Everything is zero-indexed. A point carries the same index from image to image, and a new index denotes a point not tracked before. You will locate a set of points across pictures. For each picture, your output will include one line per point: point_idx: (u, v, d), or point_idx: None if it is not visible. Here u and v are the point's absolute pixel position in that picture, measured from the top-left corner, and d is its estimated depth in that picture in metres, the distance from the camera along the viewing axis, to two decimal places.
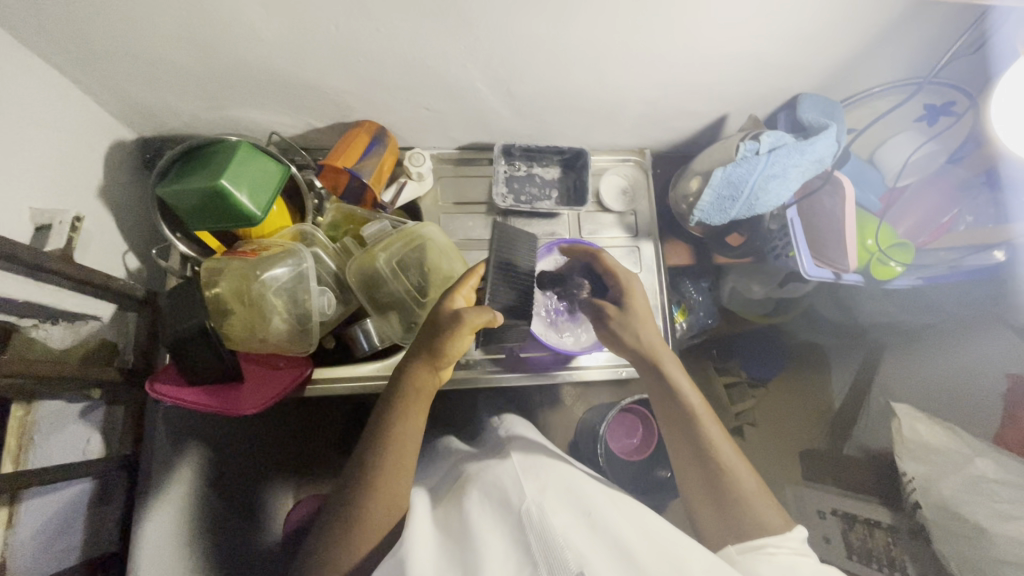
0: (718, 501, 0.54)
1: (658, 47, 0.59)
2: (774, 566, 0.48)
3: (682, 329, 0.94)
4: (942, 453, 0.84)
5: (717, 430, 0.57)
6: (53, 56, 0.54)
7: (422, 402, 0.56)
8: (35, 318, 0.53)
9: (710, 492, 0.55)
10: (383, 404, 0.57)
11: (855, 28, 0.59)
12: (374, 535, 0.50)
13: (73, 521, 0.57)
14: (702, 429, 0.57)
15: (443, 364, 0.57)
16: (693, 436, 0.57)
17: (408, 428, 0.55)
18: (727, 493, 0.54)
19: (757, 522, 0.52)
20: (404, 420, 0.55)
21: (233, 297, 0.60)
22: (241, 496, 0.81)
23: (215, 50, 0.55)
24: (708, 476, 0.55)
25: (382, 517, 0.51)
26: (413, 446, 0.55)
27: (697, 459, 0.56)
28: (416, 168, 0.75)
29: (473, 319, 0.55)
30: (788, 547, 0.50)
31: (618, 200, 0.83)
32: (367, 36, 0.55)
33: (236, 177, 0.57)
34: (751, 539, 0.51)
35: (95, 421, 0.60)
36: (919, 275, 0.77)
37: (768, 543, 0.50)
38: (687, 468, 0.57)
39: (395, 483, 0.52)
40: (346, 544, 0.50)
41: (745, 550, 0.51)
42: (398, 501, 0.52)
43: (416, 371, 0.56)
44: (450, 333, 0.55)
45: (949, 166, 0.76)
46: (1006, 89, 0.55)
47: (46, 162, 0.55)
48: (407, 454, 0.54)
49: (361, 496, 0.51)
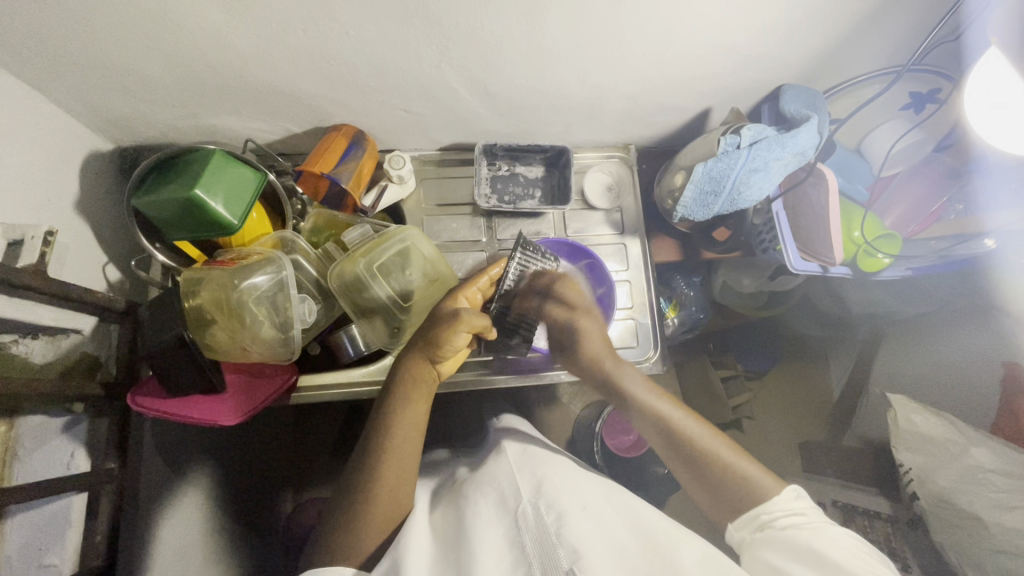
0: (709, 486, 0.55)
1: (634, 43, 0.59)
2: (775, 540, 0.48)
3: (674, 325, 0.96)
4: (938, 444, 0.83)
5: (684, 415, 0.60)
6: (20, 70, 0.53)
7: (422, 393, 0.58)
8: (14, 333, 0.53)
9: (699, 479, 0.56)
10: (384, 397, 0.58)
11: (833, 18, 0.58)
12: (379, 530, 0.50)
13: (60, 533, 0.56)
14: (672, 426, 0.59)
15: (439, 359, 0.60)
16: (666, 432, 0.59)
17: (411, 418, 0.56)
18: (713, 474, 0.55)
19: (750, 499, 0.53)
20: (402, 409, 0.56)
21: (214, 307, 0.60)
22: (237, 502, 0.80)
23: (184, 59, 0.55)
24: (690, 463, 0.57)
25: (389, 515, 0.51)
26: (415, 437, 0.55)
27: (677, 449, 0.58)
28: (397, 171, 0.74)
29: (471, 317, 0.59)
30: (783, 510, 0.50)
31: (604, 197, 0.82)
32: (339, 41, 0.54)
33: (210, 186, 0.57)
34: (746, 513, 0.52)
35: (79, 435, 0.59)
36: (908, 265, 0.77)
37: (761, 513, 0.51)
38: (669, 454, 0.59)
39: (398, 478, 0.52)
40: (356, 540, 0.49)
41: (745, 528, 0.52)
42: (399, 504, 0.52)
43: (413, 360, 0.59)
44: (449, 328, 0.58)
45: (937, 154, 0.74)
46: (977, 80, 0.55)
47: (20, 177, 0.55)
48: (408, 445, 0.55)
49: (366, 496, 0.51)
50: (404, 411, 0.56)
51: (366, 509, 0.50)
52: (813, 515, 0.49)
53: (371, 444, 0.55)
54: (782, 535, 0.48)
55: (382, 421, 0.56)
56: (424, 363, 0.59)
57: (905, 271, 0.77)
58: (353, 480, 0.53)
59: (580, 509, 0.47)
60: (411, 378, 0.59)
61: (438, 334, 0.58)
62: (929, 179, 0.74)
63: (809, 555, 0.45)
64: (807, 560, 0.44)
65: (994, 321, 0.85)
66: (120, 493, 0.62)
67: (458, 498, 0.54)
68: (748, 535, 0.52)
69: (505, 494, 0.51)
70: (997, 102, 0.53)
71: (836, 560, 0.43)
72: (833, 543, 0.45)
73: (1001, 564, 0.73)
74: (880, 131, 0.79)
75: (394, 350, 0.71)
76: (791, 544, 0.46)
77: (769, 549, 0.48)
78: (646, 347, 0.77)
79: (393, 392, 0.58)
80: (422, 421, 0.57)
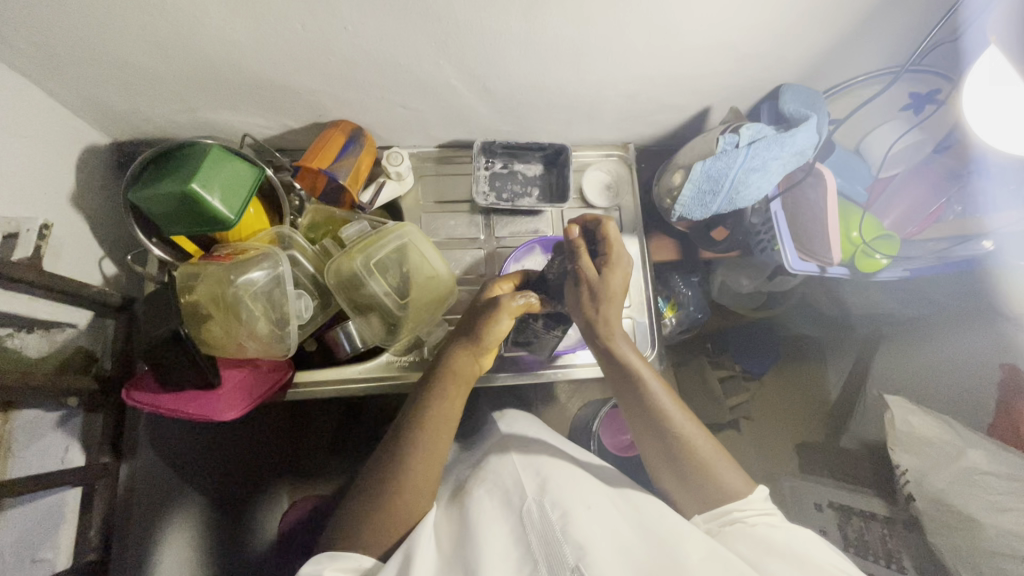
0: (686, 482, 0.55)
1: (633, 41, 0.58)
2: (748, 537, 0.49)
3: (670, 325, 0.95)
4: (933, 444, 0.83)
5: (683, 417, 0.56)
6: (15, 61, 0.53)
7: (459, 389, 0.57)
8: (9, 326, 0.53)
9: (675, 472, 0.55)
10: (418, 389, 0.58)
11: (833, 17, 0.58)
12: (389, 533, 0.50)
13: (51, 530, 0.55)
14: (662, 416, 0.56)
15: (481, 352, 0.59)
16: (654, 421, 0.56)
17: (444, 410, 0.55)
18: (694, 475, 0.54)
19: (722, 496, 0.53)
20: (439, 404, 0.55)
21: (211, 302, 0.60)
22: (227, 502, 0.79)
23: (180, 52, 0.54)
24: (675, 460, 0.55)
25: (408, 511, 0.51)
26: (445, 429, 0.54)
27: (664, 449, 0.56)
28: (395, 168, 0.74)
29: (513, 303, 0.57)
30: (754, 509, 0.52)
31: (603, 195, 0.82)
32: (337, 35, 0.54)
33: (206, 181, 0.57)
34: (718, 508, 0.53)
35: (73, 430, 0.59)
36: (907, 267, 0.79)
37: (734, 510, 0.52)
38: (651, 448, 0.57)
39: (424, 471, 0.52)
40: (373, 530, 0.50)
41: (713, 520, 0.53)
42: (419, 501, 0.52)
43: (457, 353, 0.58)
44: (490, 315, 0.57)
45: (934, 156, 0.72)
46: (973, 84, 0.55)
47: (15, 171, 0.54)
48: (438, 438, 0.54)
49: (390, 487, 0.51)
50: (438, 403, 0.55)
51: (389, 500, 0.50)
52: (781, 516, 0.52)
53: (405, 431, 0.54)
54: (757, 533, 0.49)
55: (415, 416, 0.54)
56: (465, 355, 0.58)
57: (904, 271, 0.79)
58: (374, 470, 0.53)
59: (587, 508, 0.47)
60: (452, 371, 0.57)
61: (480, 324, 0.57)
62: (928, 181, 0.74)
63: (785, 553, 0.47)
64: (787, 558, 0.47)
65: (995, 325, 0.81)
66: (114, 485, 0.62)
67: (463, 496, 0.55)
68: (713, 526, 0.52)
69: (510, 493, 0.51)
70: (994, 103, 0.54)
71: (813, 562, 0.46)
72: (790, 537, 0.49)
73: (995, 565, 0.72)
74: (879, 133, 0.79)
75: (391, 348, 0.71)
76: (767, 541, 0.48)
77: (743, 543, 0.48)
78: (643, 345, 0.77)
79: (430, 382, 0.57)
80: (453, 418, 0.56)
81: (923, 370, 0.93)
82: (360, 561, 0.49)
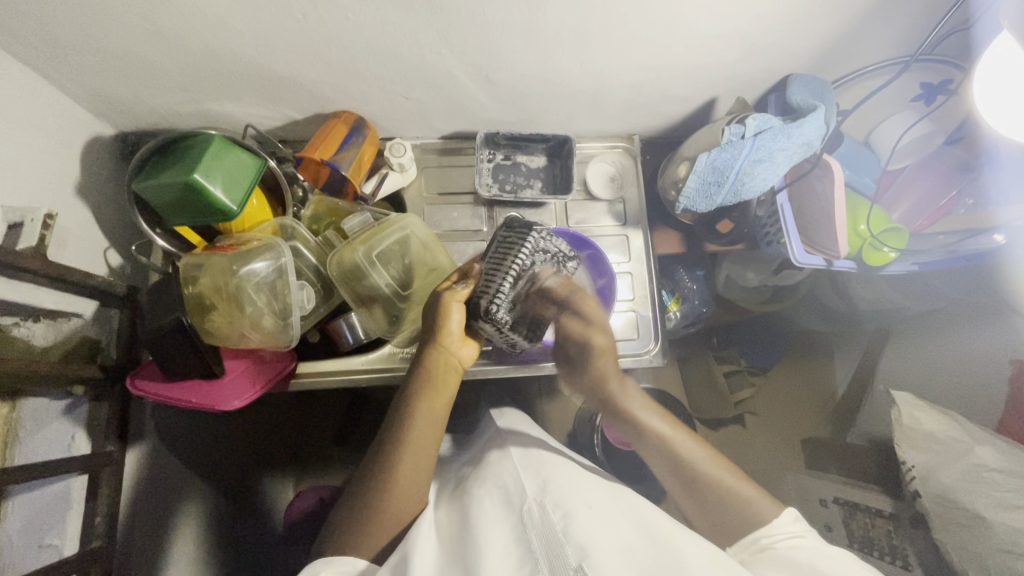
0: (711, 511, 0.55)
1: (636, 29, 0.57)
2: (774, 558, 0.48)
3: (676, 318, 0.96)
4: (942, 442, 0.81)
5: (694, 447, 0.58)
6: (17, 51, 0.53)
7: (439, 388, 0.57)
8: (15, 316, 0.53)
9: (693, 498, 0.56)
10: (399, 394, 0.58)
11: (842, 6, 0.57)
12: (381, 534, 0.51)
13: (56, 518, 0.56)
14: (674, 453, 0.58)
15: (451, 346, 0.58)
16: (670, 458, 0.58)
17: (425, 416, 0.55)
18: (713, 498, 0.55)
19: (748, 522, 0.53)
20: (416, 407, 0.55)
21: (214, 292, 0.60)
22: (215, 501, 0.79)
23: (180, 42, 0.54)
24: (693, 488, 0.56)
25: (399, 510, 0.52)
26: (431, 434, 0.55)
27: (679, 478, 0.57)
28: (397, 159, 0.74)
29: (455, 291, 0.58)
30: (783, 533, 0.51)
31: (607, 187, 0.81)
32: (337, 24, 0.54)
33: (209, 170, 0.57)
34: (746, 536, 0.52)
35: (77, 418, 0.59)
36: (915, 261, 0.76)
37: (762, 536, 0.51)
38: (668, 479, 0.59)
39: (413, 472, 0.53)
40: (365, 533, 0.51)
41: (745, 549, 0.51)
42: (409, 503, 0.53)
43: (428, 352, 0.58)
44: (439, 310, 0.58)
45: (946, 148, 0.72)
46: (988, 70, 0.53)
47: (22, 161, 0.55)
48: (420, 445, 0.54)
49: (379, 494, 0.52)
50: (419, 409, 0.55)
51: (380, 500, 0.51)
52: (812, 537, 0.50)
53: (389, 439, 0.54)
54: (784, 556, 0.48)
55: (397, 420, 0.55)
56: (437, 355, 0.58)
57: (911, 265, 0.76)
58: (366, 476, 0.54)
59: (588, 507, 0.47)
60: (428, 371, 0.57)
61: (434, 318, 0.58)
62: (939, 173, 0.73)
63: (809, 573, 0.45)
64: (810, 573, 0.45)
65: (1002, 321, 0.81)
66: (119, 473, 0.62)
67: (463, 496, 0.55)
68: (745, 555, 0.51)
69: (511, 493, 0.51)
70: (988, 97, 0.53)
71: None
72: (814, 554, 0.47)
73: (1002, 564, 0.71)
74: (890, 123, 0.78)
75: (393, 340, 0.71)
76: (794, 562, 0.47)
77: (773, 567, 0.47)
78: (646, 338, 0.76)
79: (410, 387, 0.57)
80: (437, 419, 0.56)
81: (929, 367, 0.92)
82: (355, 564, 0.49)
